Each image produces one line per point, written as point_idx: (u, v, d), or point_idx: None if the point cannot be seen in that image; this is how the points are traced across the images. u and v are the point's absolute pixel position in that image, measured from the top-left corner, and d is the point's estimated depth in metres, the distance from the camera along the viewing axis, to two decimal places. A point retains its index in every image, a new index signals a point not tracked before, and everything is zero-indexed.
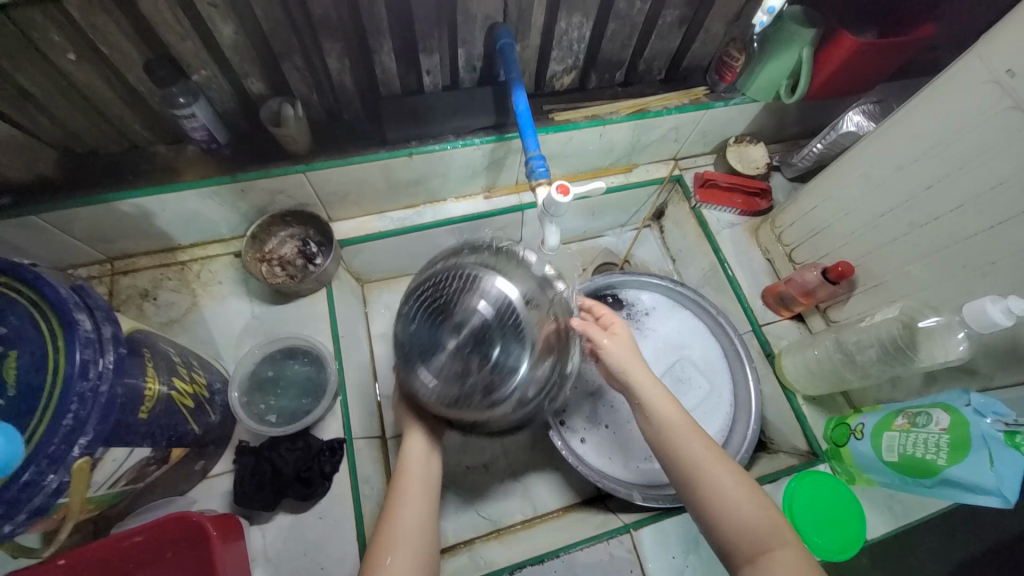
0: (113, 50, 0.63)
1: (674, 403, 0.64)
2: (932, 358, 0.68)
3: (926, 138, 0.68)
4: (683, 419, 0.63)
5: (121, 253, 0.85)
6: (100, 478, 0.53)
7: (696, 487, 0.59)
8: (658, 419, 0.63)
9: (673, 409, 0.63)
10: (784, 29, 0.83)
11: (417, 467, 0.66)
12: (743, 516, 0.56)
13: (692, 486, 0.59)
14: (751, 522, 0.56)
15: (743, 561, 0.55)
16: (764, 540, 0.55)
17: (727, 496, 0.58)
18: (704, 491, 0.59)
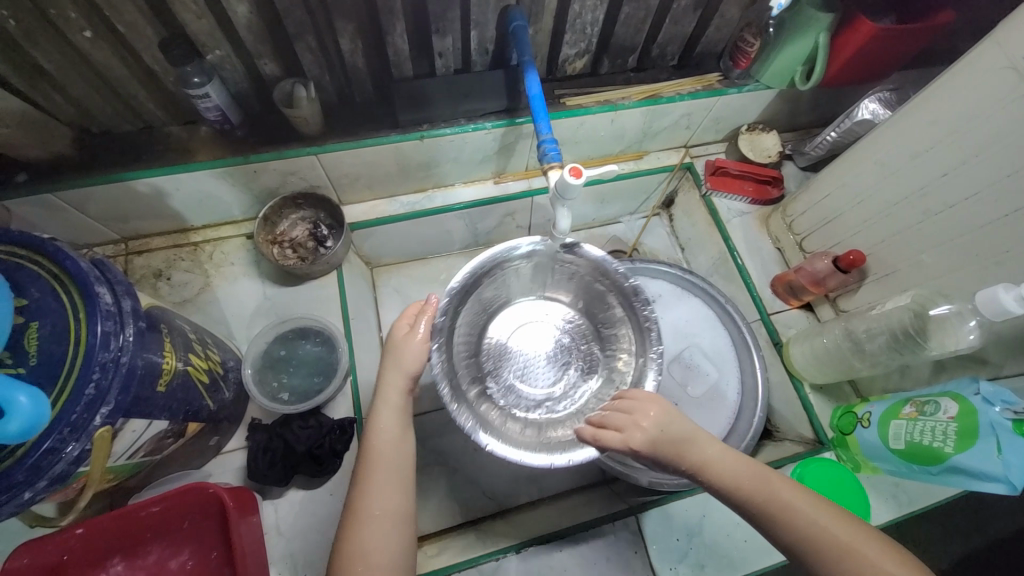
0: (129, 28, 0.64)
1: (742, 463, 0.57)
2: (943, 347, 0.69)
3: (943, 125, 0.67)
4: (757, 473, 0.56)
5: (135, 234, 0.87)
6: (119, 449, 0.54)
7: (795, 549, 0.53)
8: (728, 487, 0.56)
9: (738, 468, 0.57)
10: (802, 14, 0.82)
11: (386, 438, 0.60)
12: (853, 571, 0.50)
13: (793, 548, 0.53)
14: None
15: None
16: None
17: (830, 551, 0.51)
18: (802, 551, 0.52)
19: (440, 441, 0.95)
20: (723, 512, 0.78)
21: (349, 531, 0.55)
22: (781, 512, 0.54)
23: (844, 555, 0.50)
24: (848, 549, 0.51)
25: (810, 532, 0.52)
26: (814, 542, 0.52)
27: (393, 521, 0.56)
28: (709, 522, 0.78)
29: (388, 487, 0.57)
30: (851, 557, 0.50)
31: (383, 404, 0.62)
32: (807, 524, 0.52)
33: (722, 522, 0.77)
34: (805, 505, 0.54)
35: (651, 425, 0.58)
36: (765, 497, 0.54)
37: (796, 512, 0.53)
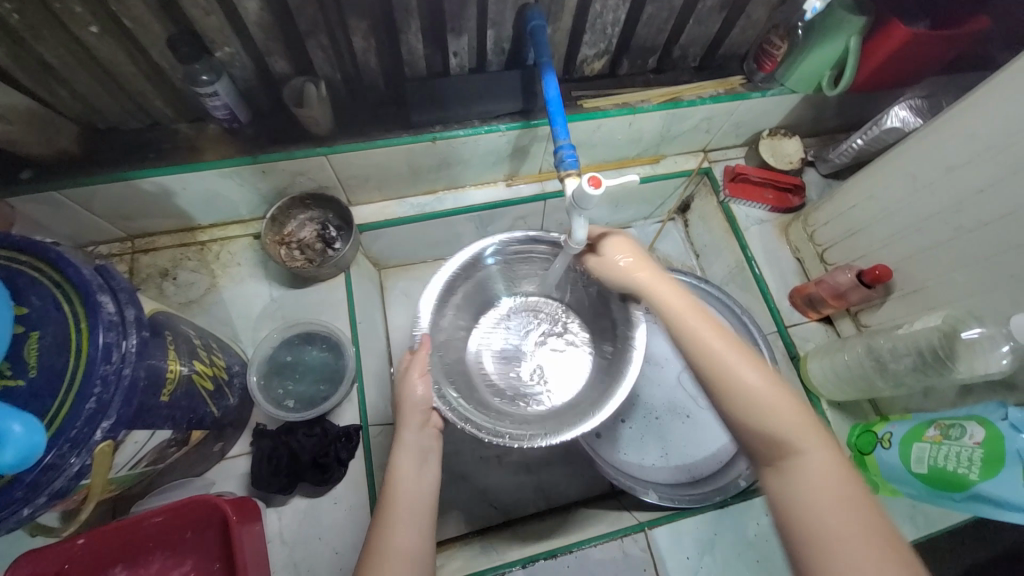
0: (137, 24, 0.62)
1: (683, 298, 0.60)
2: (972, 371, 0.66)
3: (982, 139, 0.64)
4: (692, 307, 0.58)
5: (142, 231, 0.85)
6: (122, 459, 0.53)
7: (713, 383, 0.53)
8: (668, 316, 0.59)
9: (677, 300, 0.60)
10: (833, 16, 0.79)
11: (404, 478, 0.58)
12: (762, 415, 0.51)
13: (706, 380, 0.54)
14: (775, 427, 0.50)
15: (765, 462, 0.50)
16: (783, 443, 0.49)
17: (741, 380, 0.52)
18: (718, 385, 0.53)
19: (446, 449, 0.94)
20: (735, 530, 0.76)
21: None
22: (706, 353, 0.54)
23: (754, 401, 0.51)
24: (764, 398, 0.51)
25: (730, 374, 0.52)
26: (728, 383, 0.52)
27: (410, 563, 0.53)
28: (720, 540, 0.76)
29: (406, 523, 0.55)
30: (762, 404, 0.51)
31: (404, 443, 0.61)
32: (728, 369, 0.53)
33: (733, 543, 0.75)
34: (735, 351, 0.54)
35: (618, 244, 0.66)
36: (702, 339, 0.55)
37: (722, 360, 0.53)
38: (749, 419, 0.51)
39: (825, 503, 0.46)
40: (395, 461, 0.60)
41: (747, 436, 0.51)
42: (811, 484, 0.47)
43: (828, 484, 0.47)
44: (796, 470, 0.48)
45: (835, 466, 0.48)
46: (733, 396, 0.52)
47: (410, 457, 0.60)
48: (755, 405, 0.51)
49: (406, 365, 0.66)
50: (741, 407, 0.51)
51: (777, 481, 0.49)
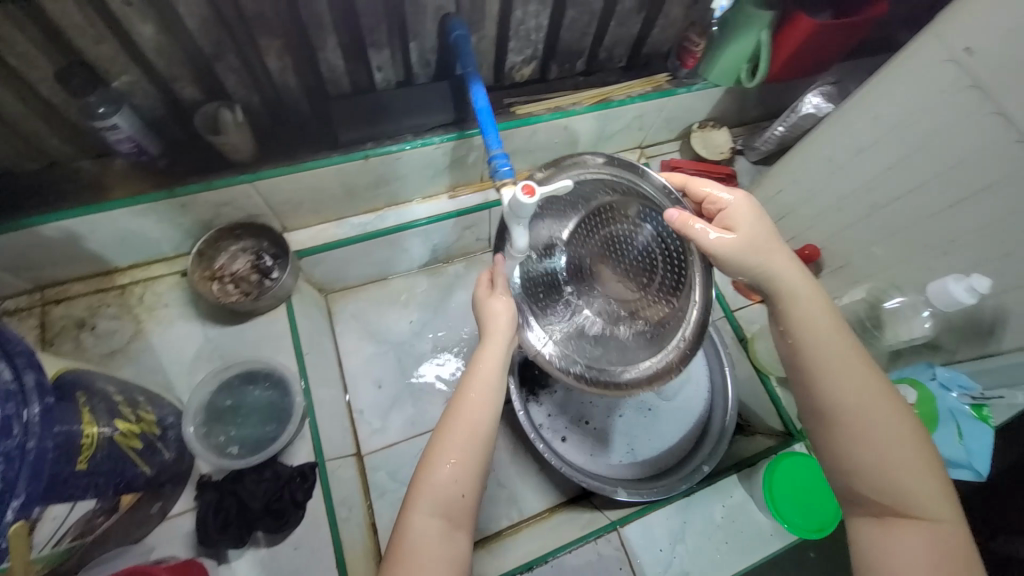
0: (20, 60, 0.56)
1: (835, 326, 0.57)
2: (897, 336, 0.73)
3: (883, 120, 0.69)
4: (842, 343, 0.56)
5: (51, 281, 0.78)
6: (42, 537, 0.48)
7: (829, 422, 0.55)
8: (802, 342, 0.57)
9: (829, 329, 0.56)
10: (743, 13, 0.82)
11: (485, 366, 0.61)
12: (884, 473, 0.52)
13: (825, 418, 0.55)
14: (899, 486, 0.51)
15: (864, 510, 0.53)
16: (904, 501, 0.51)
17: (868, 429, 0.53)
18: (835, 429, 0.55)
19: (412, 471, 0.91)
20: (703, 516, 0.78)
21: (432, 464, 0.57)
22: (850, 407, 0.54)
23: (887, 459, 0.52)
24: (909, 461, 0.52)
25: (870, 426, 0.53)
26: (862, 435, 0.53)
27: (479, 439, 0.58)
28: (690, 528, 0.77)
29: (473, 412, 0.59)
30: (899, 463, 0.52)
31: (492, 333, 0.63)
32: (868, 420, 0.53)
33: (702, 529, 0.77)
34: (880, 404, 0.54)
35: (751, 240, 0.59)
36: (847, 387, 0.54)
37: (867, 414, 0.53)
38: (872, 471, 0.52)
39: (931, 567, 0.48)
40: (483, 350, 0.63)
41: (866, 488, 0.53)
42: (911, 541, 0.50)
43: (940, 553, 0.48)
44: (903, 528, 0.50)
45: (946, 534, 0.49)
46: (867, 449, 0.53)
47: (498, 348, 0.62)
48: (890, 465, 0.52)
49: (483, 293, 0.67)
50: (869, 459, 0.53)
51: (879, 532, 0.52)
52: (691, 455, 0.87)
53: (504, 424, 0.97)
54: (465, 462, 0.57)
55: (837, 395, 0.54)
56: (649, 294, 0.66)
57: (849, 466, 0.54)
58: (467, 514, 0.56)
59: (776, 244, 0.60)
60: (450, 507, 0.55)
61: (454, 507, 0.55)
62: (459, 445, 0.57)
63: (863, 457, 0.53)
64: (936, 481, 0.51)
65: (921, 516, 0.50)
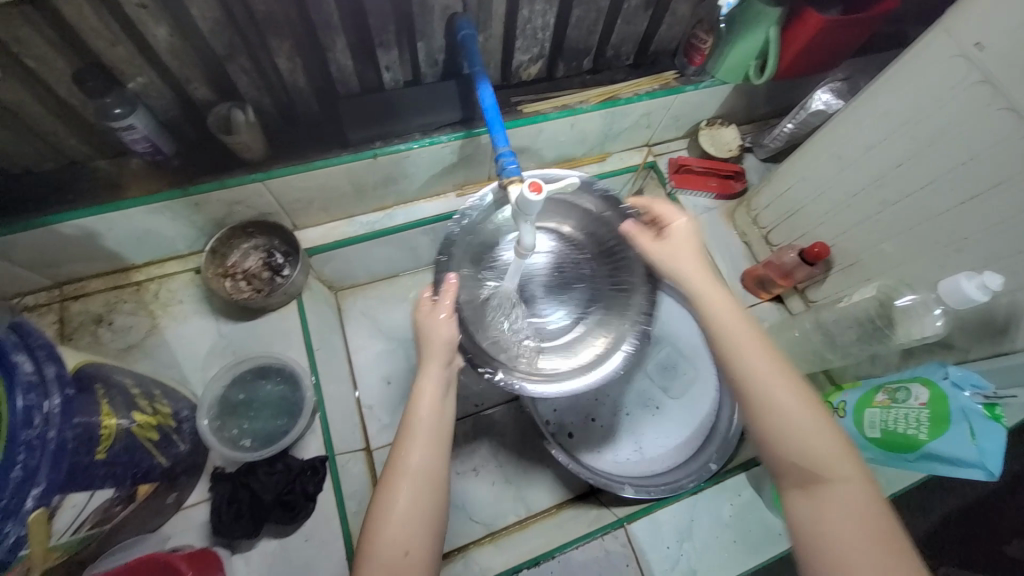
0: (39, 62, 0.58)
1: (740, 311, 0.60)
2: (909, 335, 0.69)
3: (893, 116, 0.68)
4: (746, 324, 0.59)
5: (70, 278, 0.80)
6: (62, 525, 0.50)
7: (745, 399, 0.55)
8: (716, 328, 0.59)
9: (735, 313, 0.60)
10: (751, 9, 0.82)
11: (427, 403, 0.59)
12: (801, 442, 0.52)
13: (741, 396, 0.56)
14: (812, 453, 0.51)
15: (793, 485, 0.51)
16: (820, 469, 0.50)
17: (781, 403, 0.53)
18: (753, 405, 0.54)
19: None
20: (710, 515, 0.78)
21: (381, 517, 0.53)
22: (759, 379, 0.55)
23: (793, 425, 0.52)
24: (817, 429, 0.52)
25: (776, 395, 0.53)
26: (768, 402, 0.53)
27: (430, 482, 0.55)
28: (696, 526, 0.77)
29: (424, 447, 0.56)
30: (801, 426, 0.52)
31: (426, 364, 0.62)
32: (774, 389, 0.54)
33: (709, 527, 0.77)
34: (776, 371, 0.55)
35: (679, 253, 0.66)
36: (747, 357, 0.56)
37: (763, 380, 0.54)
38: (783, 439, 0.52)
39: (855, 533, 0.46)
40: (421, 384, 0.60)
41: (781, 459, 0.52)
42: (836, 509, 0.48)
43: (861, 516, 0.47)
44: (824, 496, 0.49)
45: (867, 498, 0.49)
46: (769, 418, 0.53)
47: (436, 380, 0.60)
48: (803, 432, 0.52)
49: (428, 309, 0.64)
50: (778, 427, 0.52)
51: (805, 501, 0.50)
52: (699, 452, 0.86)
53: (511, 421, 0.98)
54: (414, 509, 0.53)
55: (750, 370, 0.55)
56: (588, 299, 0.79)
57: (767, 440, 0.53)
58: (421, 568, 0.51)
59: (691, 243, 0.67)
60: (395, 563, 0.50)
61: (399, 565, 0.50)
62: (408, 492, 0.53)
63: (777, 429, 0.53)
64: (839, 443, 0.52)
65: (832, 478, 0.50)
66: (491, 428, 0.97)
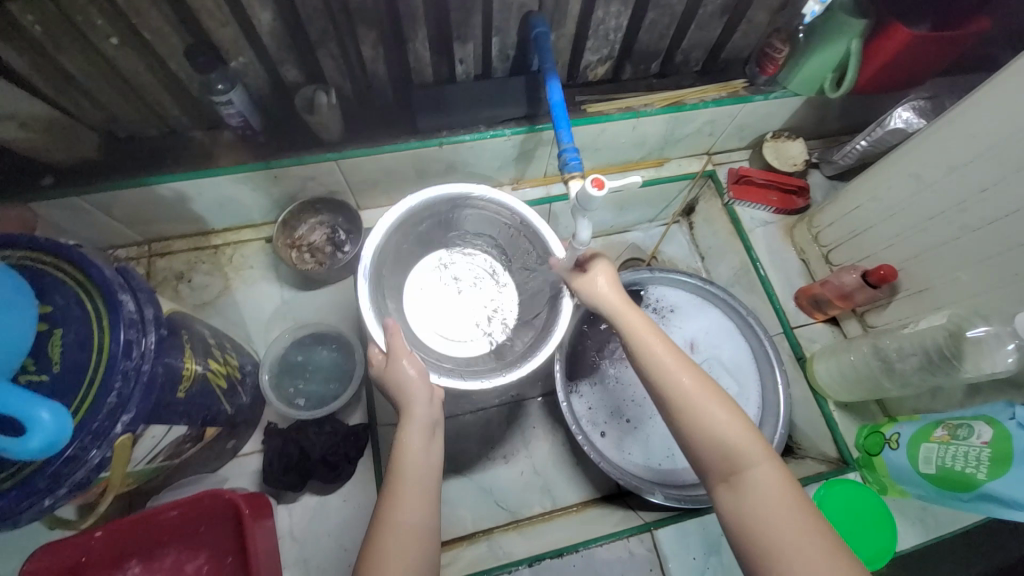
0: (156, 36, 0.64)
1: (642, 320, 0.62)
2: (978, 369, 0.66)
3: (982, 138, 0.65)
4: (649, 328, 0.61)
5: (158, 236, 0.88)
6: (139, 454, 0.55)
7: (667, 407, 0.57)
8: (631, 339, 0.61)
9: (641, 323, 0.62)
10: (834, 20, 0.79)
11: (415, 455, 0.57)
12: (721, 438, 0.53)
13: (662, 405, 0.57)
14: (727, 443, 0.53)
15: (719, 480, 0.54)
16: (733, 459, 0.53)
17: (695, 404, 0.55)
18: (678, 417, 0.56)
19: (453, 447, 0.95)
20: None
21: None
22: (666, 382, 0.57)
23: (706, 418, 0.54)
24: (723, 420, 0.55)
25: (685, 388, 0.56)
26: (685, 397, 0.56)
27: (420, 540, 0.53)
28: (726, 540, 0.76)
29: (413, 501, 0.55)
30: (709, 414, 0.55)
31: (409, 424, 0.59)
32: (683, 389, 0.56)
33: None
34: (682, 364, 0.58)
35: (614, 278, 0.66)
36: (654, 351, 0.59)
37: (669, 375, 0.57)
38: (698, 434, 0.55)
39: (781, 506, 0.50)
40: (404, 436, 0.59)
41: (703, 453, 0.54)
42: (761, 494, 0.51)
43: (777, 493, 0.51)
44: (745, 483, 0.52)
45: (784, 476, 0.52)
46: (683, 415, 0.56)
47: (418, 433, 0.59)
48: (716, 427, 0.54)
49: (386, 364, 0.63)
50: (692, 421, 0.55)
51: (726, 491, 0.53)
52: None
53: (544, 414, 0.99)
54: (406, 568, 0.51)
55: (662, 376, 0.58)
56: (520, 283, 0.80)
57: (685, 439, 0.56)
58: None
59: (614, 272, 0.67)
60: None
61: None
62: (399, 553, 0.52)
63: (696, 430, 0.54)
64: (746, 426, 0.55)
65: (747, 465, 0.52)
66: (524, 419, 0.98)
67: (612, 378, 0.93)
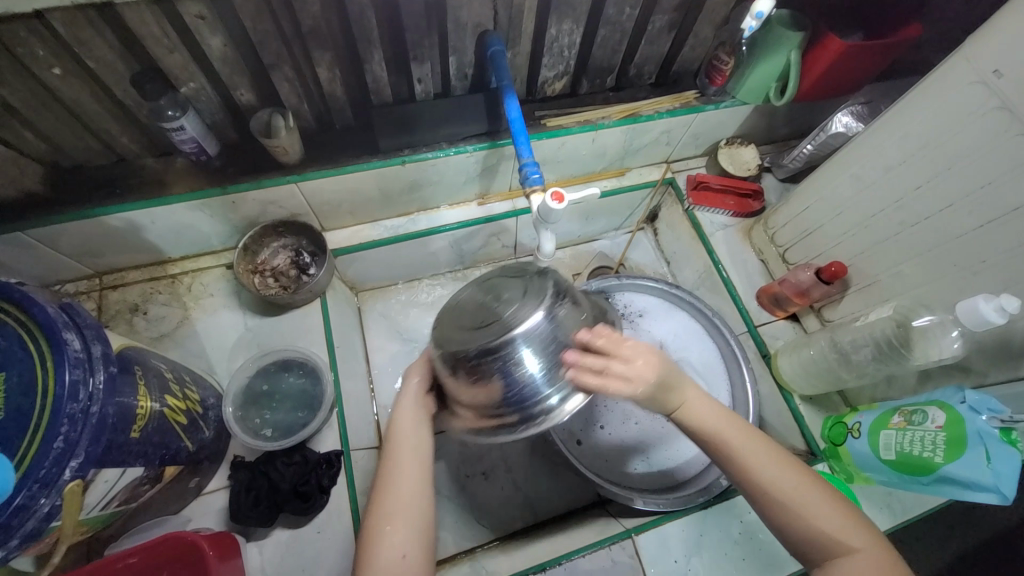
0: (100, 64, 0.62)
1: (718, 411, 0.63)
2: (926, 357, 0.69)
3: (913, 139, 0.69)
4: (725, 420, 0.62)
5: (110, 268, 0.84)
6: (92, 500, 0.52)
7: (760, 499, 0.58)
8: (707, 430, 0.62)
9: (715, 414, 0.62)
10: (772, 33, 0.84)
11: (408, 426, 0.62)
12: (811, 526, 0.56)
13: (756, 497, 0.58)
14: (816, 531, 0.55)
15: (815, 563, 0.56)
16: (827, 548, 0.55)
17: (785, 497, 0.57)
18: (772, 508, 0.57)
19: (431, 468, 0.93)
20: (719, 530, 0.77)
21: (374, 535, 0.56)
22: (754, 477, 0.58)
23: (796, 507, 0.56)
24: (805, 507, 0.56)
25: (782, 482, 0.57)
26: (773, 489, 0.57)
27: (414, 504, 0.58)
28: (706, 541, 0.76)
29: (408, 466, 0.60)
30: (796, 504, 0.56)
31: (403, 441, 0.62)
32: (770, 477, 0.58)
33: (718, 542, 0.76)
34: (770, 454, 0.60)
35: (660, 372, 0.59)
36: (736, 445, 0.60)
37: (757, 460, 0.59)
38: (793, 525, 0.56)
39: None
40: (401, 408, 0.64)
41: (798, 541, 0.56)
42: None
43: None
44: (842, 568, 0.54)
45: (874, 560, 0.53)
46: (772, 503, 0.57)
47: (412, 402, 0.64)
48: (807, 516, 0.56)
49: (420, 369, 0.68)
50: (789, 511, 0.57)
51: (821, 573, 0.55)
52: (707, 470, 0.85)
53: None
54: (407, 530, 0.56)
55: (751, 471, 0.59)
56: None
57: (776, 525, 0.58)
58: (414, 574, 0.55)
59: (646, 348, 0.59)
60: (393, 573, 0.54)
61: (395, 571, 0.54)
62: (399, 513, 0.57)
63: (791, 520, 0.56)
64: (836, 510, 0.56)
65: (845, 551, 0.54)
66: None
67: None
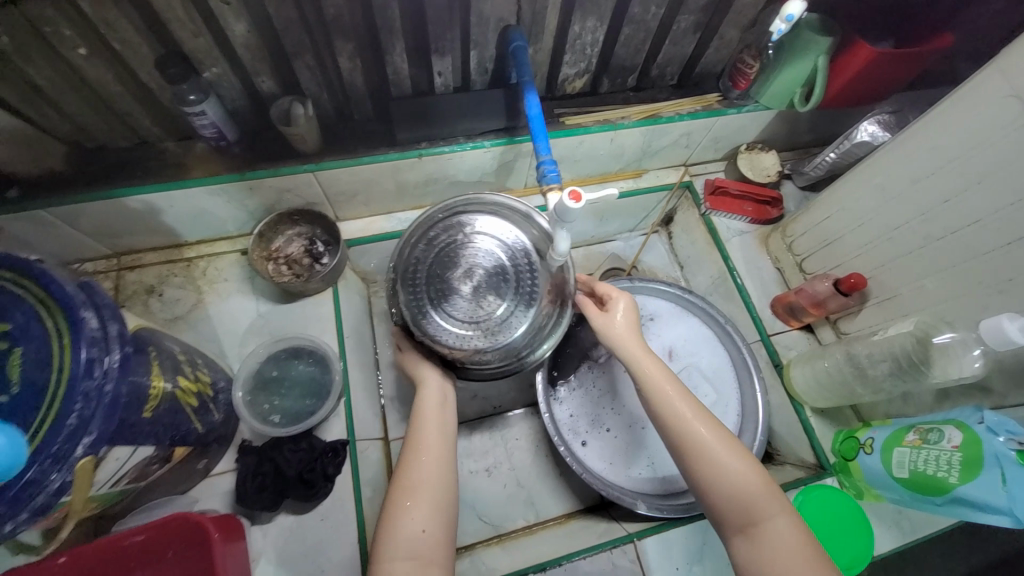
0: (125, 46, 0.63)
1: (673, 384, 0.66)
2: (946, 374, 0.68)
3: (940, 152, 0.68)
4: (665, 377, 0.67)
5: (128, 248, 0.85)
6: (102, 477, 0.53)
7: (685, 454, 0.62)
8: (650, 382, 0.67)
9: (658, 372, 0.67)
10: (801, 37, 0.82)
11: (430, 414, 0.68)
12: (731, 490, 0.59)
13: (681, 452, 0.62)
14: (736, 490, 0.59)
15: (737, 530, 0.58)
16: (749, 512, 0.58)
17: (712, 456, 0.61)
18: (699, 471, 0.61)
19: None
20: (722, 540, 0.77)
21: (397, 509, 0.60)
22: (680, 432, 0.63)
23: (721, 469, 0.60)
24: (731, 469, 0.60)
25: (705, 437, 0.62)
26: (700, 444, 0.61)
27: (434, 485, 0.62)
28: (708, 550, 0.76)
29: (432, 450, 0.65)
30: (722, 465, 0.60)
31: (423, 427, 0.67)
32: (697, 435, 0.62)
33: (720, 553, 0.76)
34: (703, 418, 0.63)
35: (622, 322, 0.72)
36: (669, 396, 0.65)
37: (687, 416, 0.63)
38: (716, 487, 0.60)
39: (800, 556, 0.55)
40: (424, 396, 0.69)
41: (718, 506, 0.59)
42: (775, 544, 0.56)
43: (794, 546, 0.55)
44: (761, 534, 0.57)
45: (800, 534, 0.56)
46: (697, 458, 0.61)
47: (435, 390, 0.70)
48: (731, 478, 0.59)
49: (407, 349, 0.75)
50: (710, 471, 0.60)
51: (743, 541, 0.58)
52: None
53: (527, 425, 0.98)
54: (428, 510, 0.60)
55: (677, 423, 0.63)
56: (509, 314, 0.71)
57: (700, 487, 0.61)
58: (434, 548, 0.59)
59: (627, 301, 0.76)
60: (414, 548, 0.58)
61: (417, 545, 0.58)
62: (421, 493, 0.61)
63: (711, 479, 0.60)
64: (762, 480, 0.59)
65: (763, 518, 0.57)
66: (506, 429, 0.98)
67: (594, 385, 0.93)
